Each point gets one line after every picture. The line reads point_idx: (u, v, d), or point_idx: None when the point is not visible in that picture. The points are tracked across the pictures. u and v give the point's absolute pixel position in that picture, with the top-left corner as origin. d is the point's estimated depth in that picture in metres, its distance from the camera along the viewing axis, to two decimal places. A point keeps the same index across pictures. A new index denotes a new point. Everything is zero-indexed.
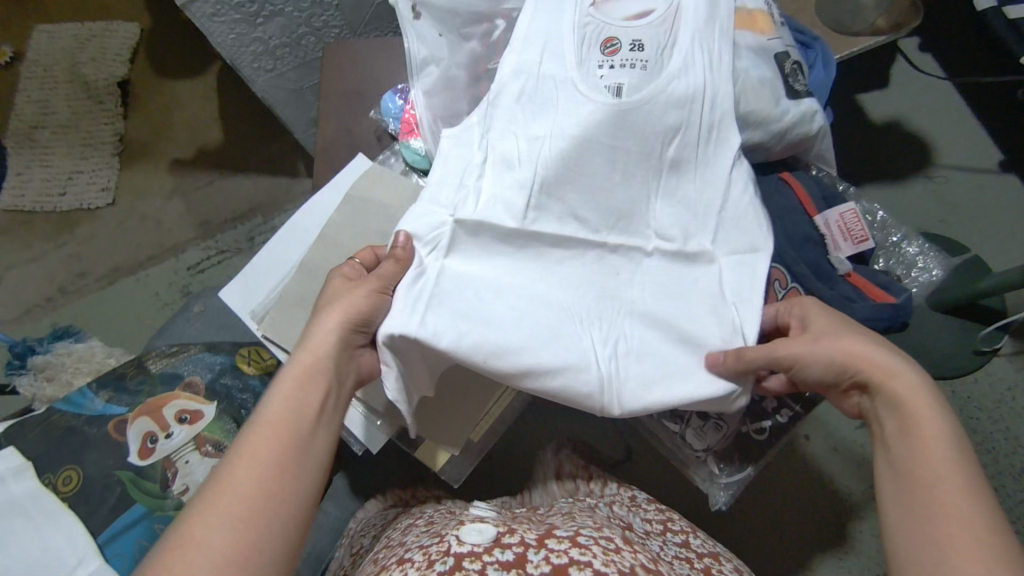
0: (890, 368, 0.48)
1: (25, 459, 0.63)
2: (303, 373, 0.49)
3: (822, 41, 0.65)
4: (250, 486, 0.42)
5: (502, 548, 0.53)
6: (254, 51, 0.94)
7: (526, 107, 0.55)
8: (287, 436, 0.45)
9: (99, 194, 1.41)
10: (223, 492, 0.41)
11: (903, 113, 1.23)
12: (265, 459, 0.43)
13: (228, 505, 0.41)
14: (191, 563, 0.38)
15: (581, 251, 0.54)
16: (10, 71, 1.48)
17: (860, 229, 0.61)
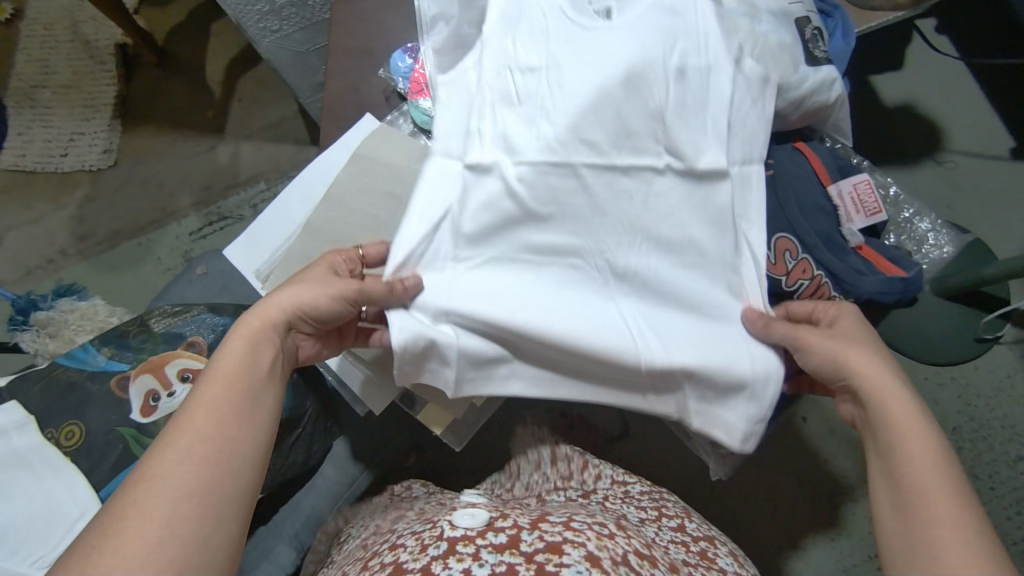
0: (878, 382, 0.47)
1: (27, 413, 0.64)
2: (251, 339, 0.48)
3: (844, 11, 0.63)
4: (206, 427, 0.43)
5: (495, 531, 0.54)
6: (260, 10, 0.94)
7: (531, 46, 0.56)
8: (236, 394, 0.45)
9: (101, 156, 1.40)
10: (184, 430, 0.42)
11: (917, 97, 1.21)
12: (193, 448, 0.41)
13: (188, 443, 0.41)
14: (153, 496, 0.39)
15: (565, 260, 0.54)
16: (10, 29, 1.45)
17: (871, 199, 0.61)
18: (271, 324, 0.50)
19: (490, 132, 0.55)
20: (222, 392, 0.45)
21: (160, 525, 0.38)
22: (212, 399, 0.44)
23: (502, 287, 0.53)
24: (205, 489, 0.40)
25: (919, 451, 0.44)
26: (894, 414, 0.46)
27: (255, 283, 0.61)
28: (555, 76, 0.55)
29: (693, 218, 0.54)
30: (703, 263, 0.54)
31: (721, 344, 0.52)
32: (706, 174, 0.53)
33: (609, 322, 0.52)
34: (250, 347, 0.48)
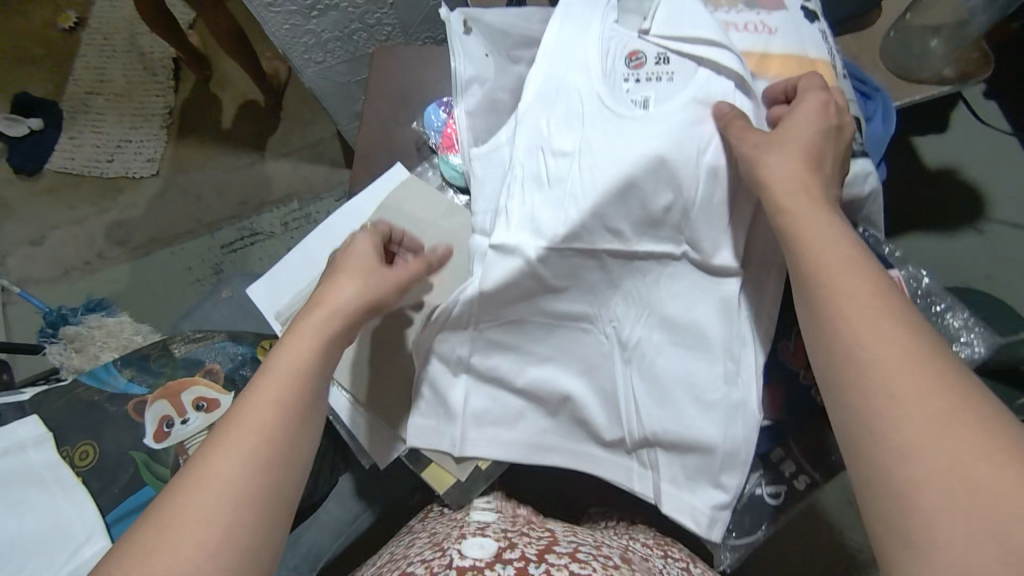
0: (829, 265, 0.40)
1: (48, 429, 0.65)
2: (315, 334, 0.45)
3: (886, 94, 0.61)
4: (264, 424, 0.40)
5: (504, 563, 0.48)
6: (306, 43, 0.94)
7: (556, 121, 0.54)
8: (294, 391, 0.42)
9: (144, 164, 1.44)
10: (239, 424, 0.39)
11: (960, 162, 1.18)
12: (249, 445, 0.38)
13: (243, 438, 0.39)
14: (205, 492, 0.36)
15: (576, 326, 0.56)
16: (71, 37, 1.51)
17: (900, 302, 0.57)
18: (329, 312, 0.47)
19: (515, 214, 0.53)
20: (284, 377, 0.42)
21: (206, 524, 0.35)
22: (277, 378, 0.42)
23: (512, 350, 0.57)
24: (253, 492, 0.37)
25: (866, 315, 0.37)
26: (841, 302, 0.39)
27: (274, 323, 0.62)
28: (586, 163, 0.52)
29: (701, 301, 0.53)
30: (705, 350, 0.52)
31: (702, 428, 0.52)
32: (713, 269, 0.52)
33: (605, 389, 0.56)
34: (317, 337, 0.45)
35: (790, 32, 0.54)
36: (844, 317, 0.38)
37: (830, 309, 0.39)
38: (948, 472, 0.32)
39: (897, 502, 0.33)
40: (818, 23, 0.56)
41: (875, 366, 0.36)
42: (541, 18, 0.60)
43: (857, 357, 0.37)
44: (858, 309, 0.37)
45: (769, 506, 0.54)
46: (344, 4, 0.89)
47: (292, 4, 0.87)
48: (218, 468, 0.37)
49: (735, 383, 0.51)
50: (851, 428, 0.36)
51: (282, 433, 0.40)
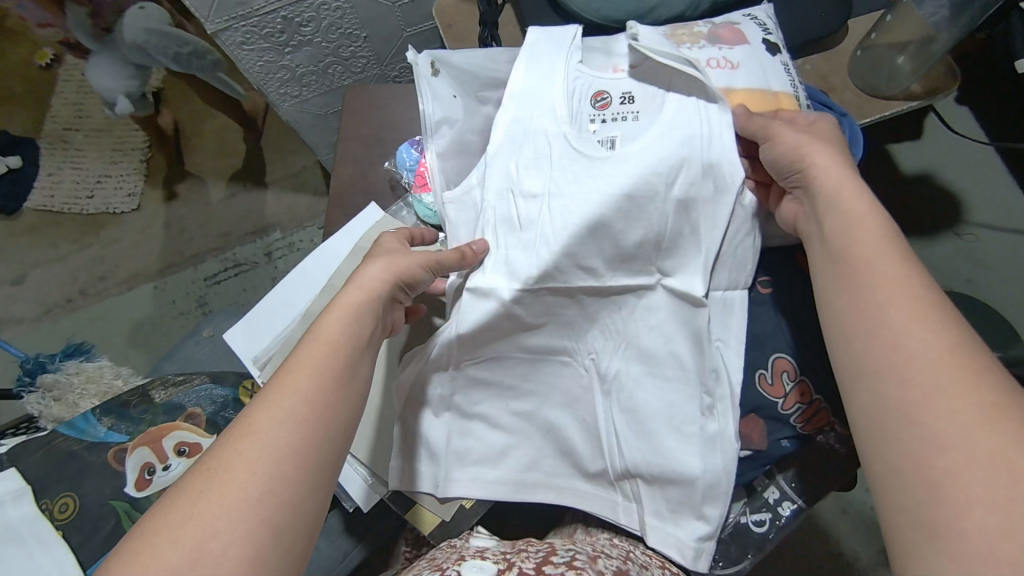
0: (864, 253, 0.42)
1: (26, 482, 0.64)
2: (352, 309, 0.45)
3: (852, 119, 0.61)
4: (309, 390, 0.39)
5: None
6: (281, 78, 0.95)
7: (524, 159, 0.55)
8: (336, 361, 0.42)
9: (124, 199, 1.43)
10: (282, 390, 0.39)
11: (937, 169, 1.19)
12: (291, 411, 0.38)
13: (284, 402, 0.38)
14: (248, 451, 0.36)
15: (556, 359, 0.57)
16: (48, 74, 1.51)
17: None
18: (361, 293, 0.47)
19: (491, 258, 0.55)
20: (322, 345, 0.42)
21: (244, 483, 0.35)
22: (322, 352, 0.42)
23: (497, 392, 0.57)
24: (296, 452, 0.37)
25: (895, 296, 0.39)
26: (875, 287, 0.40)
27: (251, 368, 0.61)
28: (559, 205, 0.53)
29: (677, 333, 0.54)
30: (681, 379, 0.53)
31: (682, 459, 0.52)
32: (686, 296, 0.53)
33: (585, 422, 0.56)
34: (356, 318, 0.45)
35: (752, 67, 0.56)
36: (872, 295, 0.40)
37: (862, 292, 0.41)
38: (961, 443, 0.33)
39: (926, 488, 0.33)
40: (779, 56, 0.58)
41: (901, 342, 0.37)
42: (507, 58, 0.60)
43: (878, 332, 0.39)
44: (900, 293, 0.39)
45: (756, 535, 0.54)
46: (317, 39, 0.90)
47: (265, 40, 0.87)
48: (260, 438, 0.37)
49: (711, 416, 0.52)
50: (872, 404, 0.38)
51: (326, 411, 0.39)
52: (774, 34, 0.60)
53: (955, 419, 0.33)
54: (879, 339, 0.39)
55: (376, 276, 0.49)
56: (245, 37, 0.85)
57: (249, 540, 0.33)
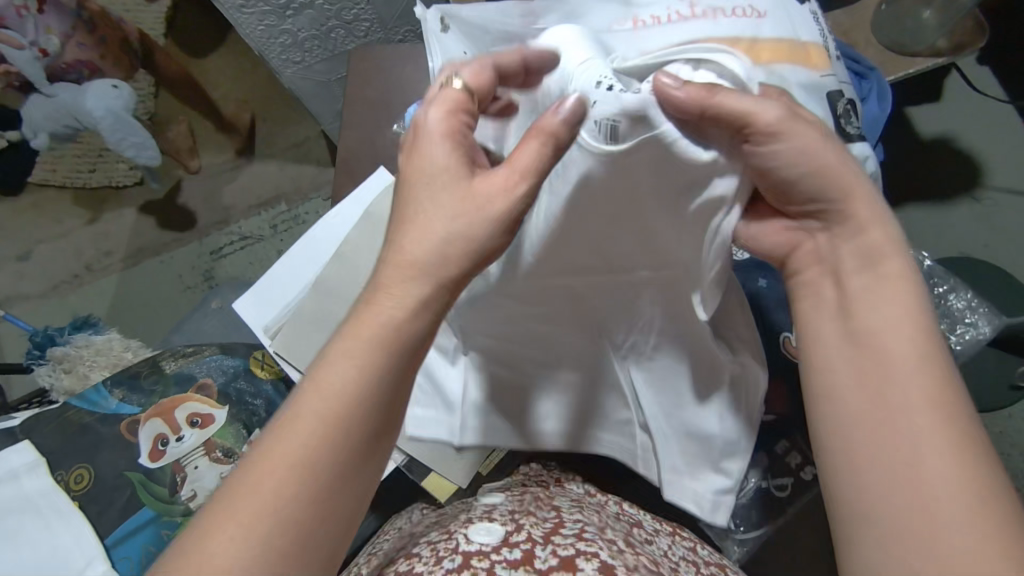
0: (892, 278, 0.41)
1: (39, 455, 0.64)
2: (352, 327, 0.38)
3: (880, 73, 0.60)
4: (306, 439, 0.35)
5: (510, 546, 0.51)
6: (282, 43, 0.92)
7: None
8: (339, 402, 0.36)
9: (126, 172, 1.41)
10: (282, 444, 0.35)
11: (956, 132, 1.16)
12: (295, 468, 0.35)
13: (288, 459, 0.35)
14: (254, 516, 0.33)
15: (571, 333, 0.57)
16: None
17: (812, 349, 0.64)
18: (426, 237, 0.40)
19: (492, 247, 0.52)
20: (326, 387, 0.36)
21: (245, 547, 0.33)
22: (340, 390, 0.36)
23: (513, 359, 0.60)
24: (309, 510, 0.34)
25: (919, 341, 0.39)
26: (885, 317, 0.40)
27: (263, 338, 0.61)
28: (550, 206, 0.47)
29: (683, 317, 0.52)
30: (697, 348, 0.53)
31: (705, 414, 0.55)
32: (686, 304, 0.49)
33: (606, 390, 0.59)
34: (369, 339, 0.38)
35: (784, 14, 0.45)
36: (889, 331, 0.40)
37: (874, 320, 0.40)
38: (945, 488, 0.35)
39: (895, 519, 0.35)
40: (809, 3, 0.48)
41: (907, 384, 0.38)
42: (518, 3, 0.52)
43: (881, 371, 0.39)
44: (904, 331, 0.39)
45: (777, 498, 0.61)
46: (318, 1, 0.87)
47: (265, 4, 0.85)
48: (261, 484, 0.34)
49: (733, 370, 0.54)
50: (862, 425, 0.39)
51: (339, 463, 0.36)
52: None
53: (938, 463, 0.35)
54: (876, 374, 0.39)
55: (439, 231, 0.40)
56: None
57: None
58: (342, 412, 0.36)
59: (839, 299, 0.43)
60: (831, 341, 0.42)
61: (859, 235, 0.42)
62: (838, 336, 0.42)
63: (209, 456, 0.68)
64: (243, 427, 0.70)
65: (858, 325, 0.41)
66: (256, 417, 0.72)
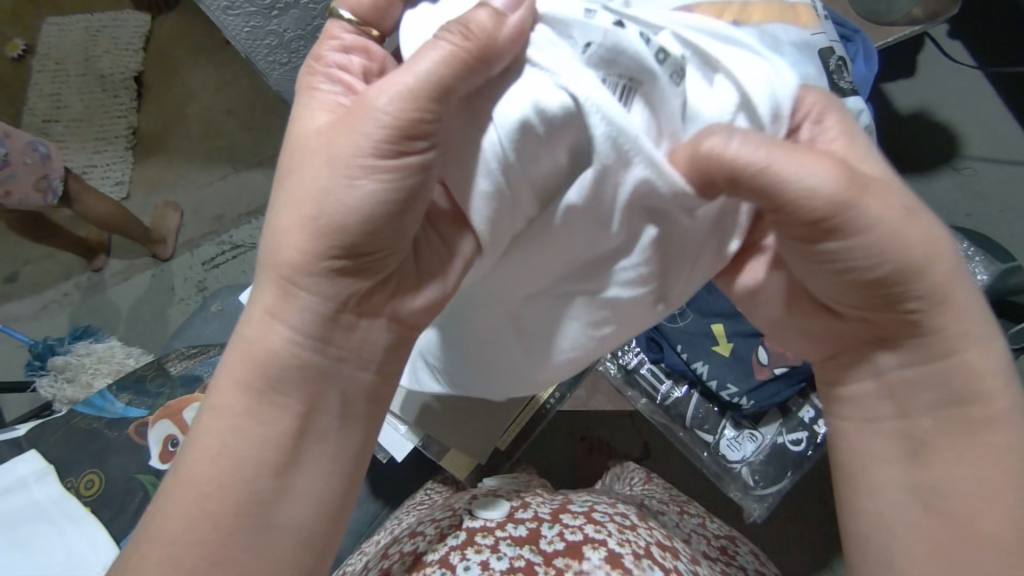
0: (983, 389, 0.39)
1: (47, 463, 0.64)
2: (230, 378, 0.42)
3: (865, 35, 0.63)
4: (196, 488, 0.40)
5: (515, 523, 0.54)
6: (269, 45, 0.93)
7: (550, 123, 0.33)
8: (219, 452, 0.41)
9: (113, 188, 1.41)
10: (179, 489, 0.41)
11: (934, 105, 1.18)
12: (190, 513, 0.40)
13: (183, 505, 0.40)
14: (165, 552, 0.39)
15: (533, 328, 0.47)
16: (22, 65, 1.48)
17: None
18: (310, 209, 0.37)
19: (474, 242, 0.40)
20: (208, 441, 0.41)
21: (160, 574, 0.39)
22: (221, 450, 0.41)
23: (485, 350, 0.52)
24: (210, 551, 0.39)
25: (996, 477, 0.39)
26: (971, 418, 0.40)
27: None
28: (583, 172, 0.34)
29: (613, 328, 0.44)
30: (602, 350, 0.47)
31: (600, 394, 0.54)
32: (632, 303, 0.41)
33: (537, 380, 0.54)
34: (238, 386, 0.41)
35: None
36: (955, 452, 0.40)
37: (960, 423, 0.40)
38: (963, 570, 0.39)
39: None
40: None
41: (974, 520, 0.39)
42: None
43: (942, 496, 0.40)
44: (995, 442, 0.39)
45: (794, 453, 0.66)
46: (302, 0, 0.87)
47: (251, 5, 0.86)
48: (169, 529, 0.40)
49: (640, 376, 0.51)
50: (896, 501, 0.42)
51: (241, 515, 0.40)
52: None
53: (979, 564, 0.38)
54: (933, 492, 0.41)
55: (330, 217, 0.37)
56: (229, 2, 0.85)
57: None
58: (233, 477, 0.40)
59: (892, 399, 0.42)
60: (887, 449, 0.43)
61: (941, 351, 0.39)
62: (896, 440, 0.42)
63: None
64: None
65: (926, 446, 0.41)
66: None
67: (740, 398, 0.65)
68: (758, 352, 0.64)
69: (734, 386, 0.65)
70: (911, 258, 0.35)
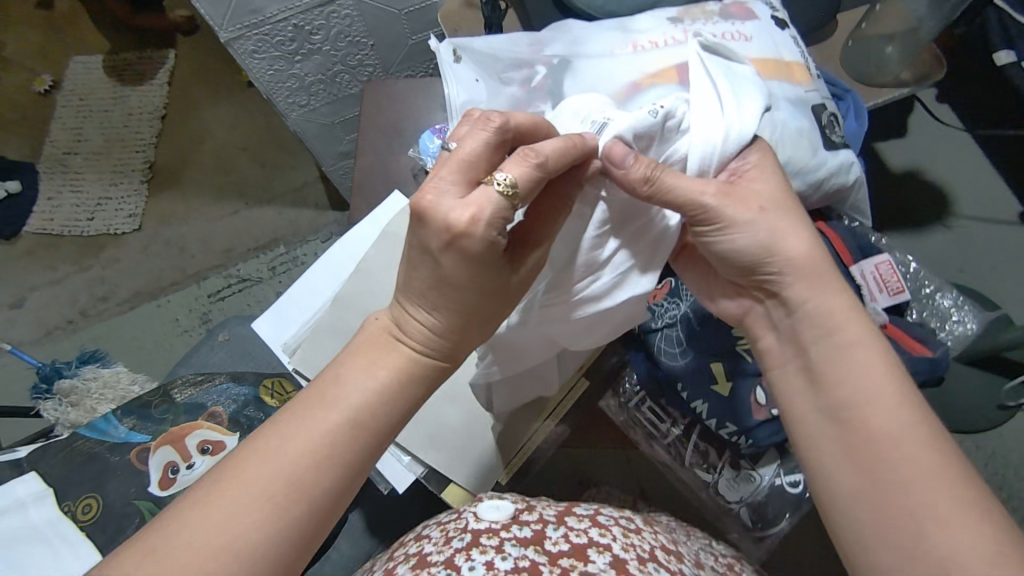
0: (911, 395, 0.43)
1: (47, 485, 0.64)
2: (366, 353, 0.44)
3: (856, 94, 0.66)
4: (308, 441, 0.40)
5: (521, 524, 0.50)
6: (290, 87, 0.98)
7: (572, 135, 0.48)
8: (338, 409, 0.41)
9: (125, 220, 1.44)
10: (283, 440, 0.40)
11: (925, 165, 1.22)
12: (294, 457, 0.39)
13: (286, 449, 0.39)
14: (249, 481, 0.38)
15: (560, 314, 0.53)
16: (47, 100, 1.54)
17: (896, 279, 0.56)
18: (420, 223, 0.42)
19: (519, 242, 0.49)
20: (337, 401, 0.41)
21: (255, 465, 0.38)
22: (347, 400, 0.41)
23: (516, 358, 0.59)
24: (301, 481, 0.39)
25: (923, 451, 0.40)
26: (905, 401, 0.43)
27: (281, 356, 0.62)
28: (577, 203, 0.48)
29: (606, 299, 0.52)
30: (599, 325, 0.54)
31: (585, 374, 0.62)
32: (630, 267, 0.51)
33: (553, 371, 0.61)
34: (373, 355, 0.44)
35: (765, 37, 0.52)
36: (889, 436, 0.41)
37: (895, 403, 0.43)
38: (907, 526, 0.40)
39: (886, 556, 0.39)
40: (788, 29, 0.55)
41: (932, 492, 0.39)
42: (528, 42, 0.57)
43: (887, 468, 0.41)
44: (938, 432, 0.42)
45: (791, 494, 0.66)
46: (325, 47, 0.94)
47: (276, 49, 0.91)
48: (249, 465, 0.38)
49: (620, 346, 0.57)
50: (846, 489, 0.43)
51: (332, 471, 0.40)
52: (779, 10, 0.56)
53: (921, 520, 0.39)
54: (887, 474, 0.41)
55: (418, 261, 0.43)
56: (257, 46, 0.89)
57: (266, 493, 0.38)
58: (343, 433, 0.41)
59: None
60: (832, 446, 0.44)
61: None
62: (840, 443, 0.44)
63: None
64: None
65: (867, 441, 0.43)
66: None
67: (739, 436, 0.63)
68: (758, 392, 0.62)
69: (733, 425, 0.62)
70: (757, 236, 0.46)
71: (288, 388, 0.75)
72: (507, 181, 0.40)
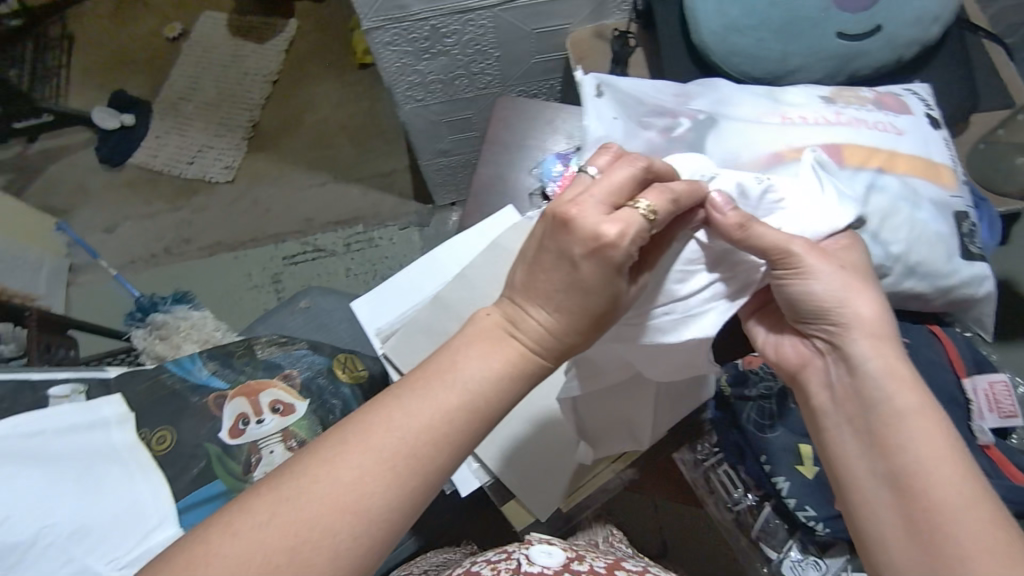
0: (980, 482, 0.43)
1: (129, 409, 0.67)
2: (485, 341, 0.46)
3: (990, 205, 0.65)
4: (424, 420, 0.43)
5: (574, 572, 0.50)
6: (411, 81, 1.02)
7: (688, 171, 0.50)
8: (453, 397, 0.44)
9: (221, 171, 1.51)
10: (402, 415, 0.43)
11: (1020, 277, 1.17)
12: (407, 433, 0.42)
13: (402, 424, 0.42)
14: (368, 446, 0.42)
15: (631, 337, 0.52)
16: (174, 46, 1.64)
17: (1008, 402, 0.55)
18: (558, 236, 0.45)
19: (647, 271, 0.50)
20: (454, 387, 0.44)
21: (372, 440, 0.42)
22: (462, 387, 0.44)
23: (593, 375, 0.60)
24: (412, 460, 0.42)
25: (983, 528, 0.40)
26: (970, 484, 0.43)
27: (375, 340, 0.65)
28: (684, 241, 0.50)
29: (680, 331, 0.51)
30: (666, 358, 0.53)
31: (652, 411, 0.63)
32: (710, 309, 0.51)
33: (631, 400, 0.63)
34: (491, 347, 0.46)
35: (917, 135, 0.54)
36: (951, 507, 0.41)
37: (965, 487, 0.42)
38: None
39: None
40: (940, 130, 0.56)
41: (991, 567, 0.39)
42: (675, 92, 0.59)
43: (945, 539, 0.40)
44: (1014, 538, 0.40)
45: None
46: (455, 51, 0.97)
47: (409, 45, 0.95)
48: (368, 437, 0.42)
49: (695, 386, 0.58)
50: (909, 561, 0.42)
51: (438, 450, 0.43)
52: (934, 110, 0.58)
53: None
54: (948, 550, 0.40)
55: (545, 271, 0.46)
56: (393, 38, 0.93)
57: (381, 460, 0.41)
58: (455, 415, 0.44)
59: None
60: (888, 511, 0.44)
61: None
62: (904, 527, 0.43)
63: (285, 443, 0.70)
64: (319, 423, 0.73)
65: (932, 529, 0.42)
66: (332, 416, 0.74)
67: (816, 523, 0.62)
68: None
69: (813, 510, 0.61)
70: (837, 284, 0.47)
71: (358, 366, 0.79)
72: (644, 206, 0.45)
